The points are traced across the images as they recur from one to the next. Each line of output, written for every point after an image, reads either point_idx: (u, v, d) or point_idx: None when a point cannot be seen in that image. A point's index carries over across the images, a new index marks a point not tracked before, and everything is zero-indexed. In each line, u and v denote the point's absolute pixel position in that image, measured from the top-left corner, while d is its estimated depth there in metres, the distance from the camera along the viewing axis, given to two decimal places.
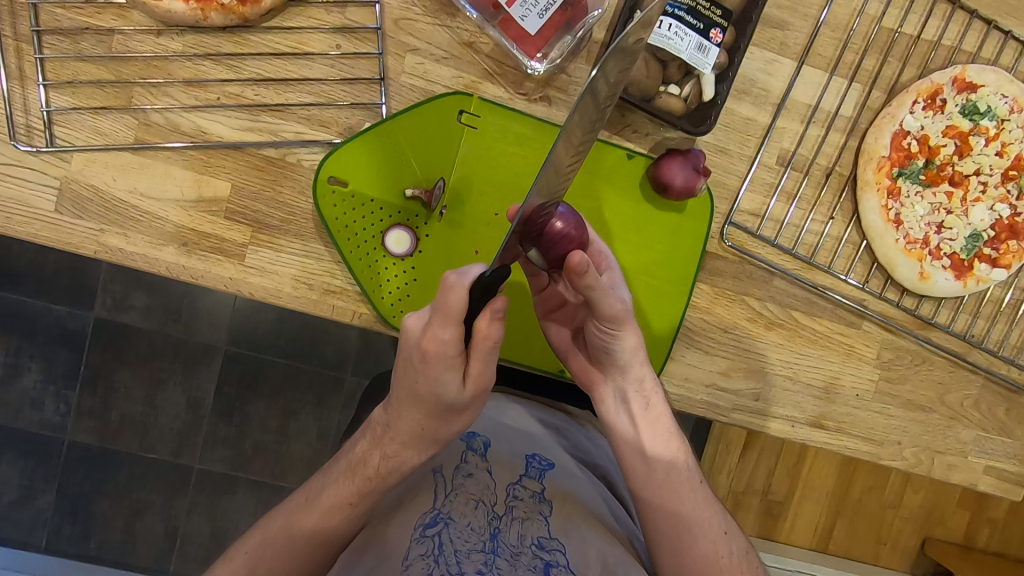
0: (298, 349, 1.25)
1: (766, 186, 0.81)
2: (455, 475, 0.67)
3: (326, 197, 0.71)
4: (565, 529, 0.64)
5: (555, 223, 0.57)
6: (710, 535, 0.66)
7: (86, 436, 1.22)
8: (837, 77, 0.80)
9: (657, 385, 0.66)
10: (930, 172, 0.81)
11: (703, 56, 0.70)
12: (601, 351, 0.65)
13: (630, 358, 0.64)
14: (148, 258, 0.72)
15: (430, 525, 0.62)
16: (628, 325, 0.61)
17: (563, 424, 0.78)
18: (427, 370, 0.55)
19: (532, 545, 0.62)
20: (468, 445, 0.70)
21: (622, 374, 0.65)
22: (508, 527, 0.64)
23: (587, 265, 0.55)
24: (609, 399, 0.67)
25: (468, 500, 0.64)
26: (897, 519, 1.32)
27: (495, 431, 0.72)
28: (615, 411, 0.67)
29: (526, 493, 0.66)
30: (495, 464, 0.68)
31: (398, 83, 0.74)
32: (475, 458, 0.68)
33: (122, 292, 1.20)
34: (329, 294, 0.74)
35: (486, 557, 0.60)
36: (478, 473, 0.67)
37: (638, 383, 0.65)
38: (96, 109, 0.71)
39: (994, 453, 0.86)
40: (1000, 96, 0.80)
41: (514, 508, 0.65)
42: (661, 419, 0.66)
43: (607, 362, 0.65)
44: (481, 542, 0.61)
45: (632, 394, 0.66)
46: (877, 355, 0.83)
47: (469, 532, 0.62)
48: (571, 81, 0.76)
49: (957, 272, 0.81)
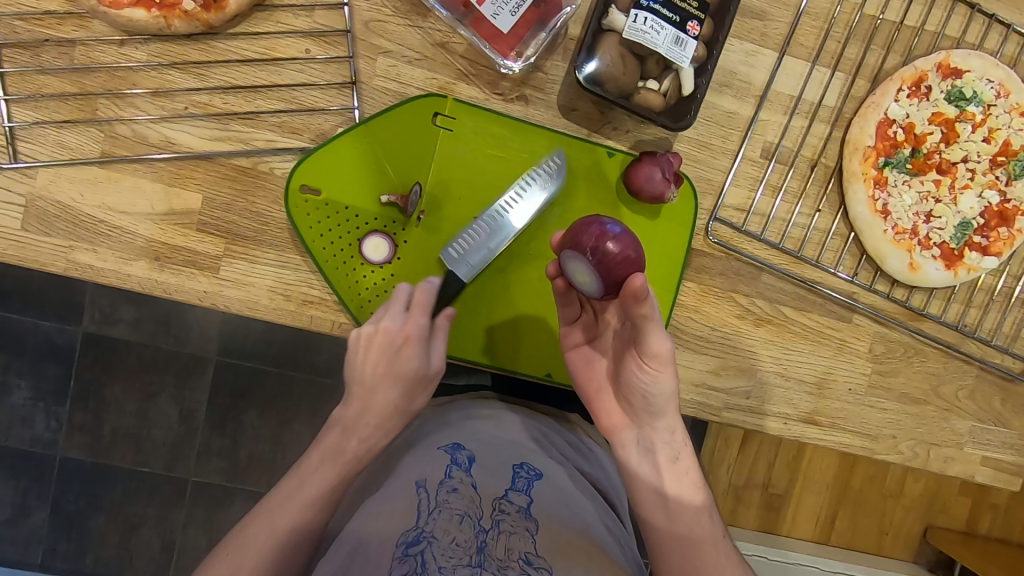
0: (286, 359, 1.23)
1: (751, 180, 0.79)
2: (440, 490, 0.63)
3: (299, 206, 0.70)
4: (555, 546, 0.61)
5: (610, 244, 0.59)
6: None
7: (80, 451, 1.20)
8: (820, 67, 0.78)
9: (686, 439, 0.65)
10: (917, 161, 0.80)
11: (681, 49, 0.68)
12: (632, 392, 0.63)
13: (661, 404, 0.62)
14: (121, 274, 0.70)
15: (411, 544, 0.58)
16: (666, 370, 0.60)
17: (552, 437, 0.75)
18: (394, 358, 0.65)
19: (520, 561, 0.59)
20: (453, 458, 0.67)
21: (654, 419, 0.63)
22: (495, 541, 0.60)
23: (647, 288, 0.55)
24: (636, 443, 0.65)
25: (453, 516, 0.61)
26: (898, 508, 1.31)
27: (483, 444, 0.69)
28: (642, 456, 0.65)
29: (514, 507, 0.63)
30: (481, 479, 0.65)
31: (370, 86, 0.72)
32: (460, 473, 0.65)
33: (110, 305, 1.19)
34: (307, 304, 0.73)
35: (471, 574, 0.57)
36: (464, 487, 0.63)
37: (668, 432, 0.64)
38: (60, 123, 0.69)
39: (992, 443, 0.85)
40: (986, 81, 0.78)
41: (500, 521, 0.61)
42: (689, 472, 0.65)
43: (638, 404, 0.63)
44: (466, 558, 0.58)
45: (661, 443, 0.64)
46: (869, 348, 0.82)
47: (453, 550, 0.58)
48: (548, 79, 0.75)
49: (948, 261, 0.80)
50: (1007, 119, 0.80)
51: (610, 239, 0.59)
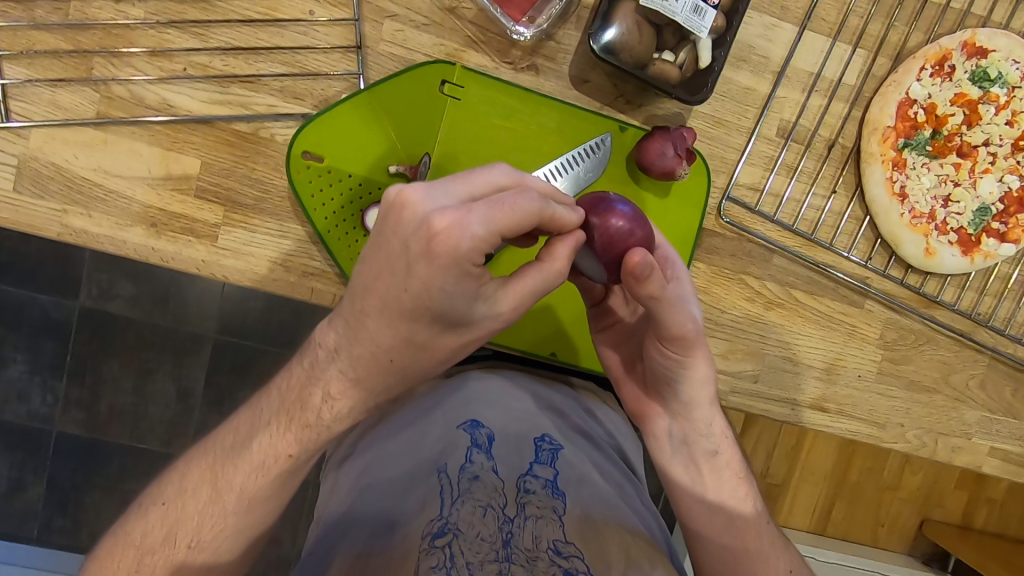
0: (285, 336, 1.21)
1: (765, 159, 0.77)
2: (461, 476, 0.59)
3: (300, 173, 0.68)
4: (586, 531, 0.59)
5: (612, 222, 0.55)
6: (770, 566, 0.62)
7: (75, 427, 1.19)
8: (840, 43, 0.76)
9: (723, 428, 0.62)
10: (937, 143, 0.78)
11: (699, 18, 0.66)
12: (666, 383, 0.59)
13: (697, 395, 0.59)
14: (116, 240, 0.68)
15: (438, 535, 0.55)
16: (696, 356, 0.56)
17: (570, 406, 0.71)
18: None
19: (548, 551, 0.56)
20: (472, 438, 0.62)
21: (691, 412, 0.60)
22: (523, 530, 0.56)
23: (648, 266, 0.50)
24: (671, 436, 0.63)
25: (476, 506, 0.57)
26: (896, 500, 1.30)
27: (501, 421, 0.65)
28: (679, 449, 0.63)
29: (539, 486, 0.60)
30: (501, 462, 0.61)
31: (376, 51, 0.70)
32: (480, 456, 0.61)
33: (108, 280, 1.16)
34: (307, 276, 0.71)
35: (501, 569, 0.53)
36: (484, 472, 0.60)
37: (707, 424, 0.61)
38: (53, 81, 0.67)
39: (1000, 434, 0.84)
40: (1012, 62, 0.76)
41: (526, 505, 0.58)
42: (730, 463, 0.63)
43: (671, 397, 0.60)
44: (494, 551, 0.54)
45: (700, 436, 0.61)
46: (880, 335, 0.80)
47: (479, 543, 0.54)
48: (560, 48, 0.72)
49: (964, 248, 0.78)
50: None
51: (617, 218, 0.55)
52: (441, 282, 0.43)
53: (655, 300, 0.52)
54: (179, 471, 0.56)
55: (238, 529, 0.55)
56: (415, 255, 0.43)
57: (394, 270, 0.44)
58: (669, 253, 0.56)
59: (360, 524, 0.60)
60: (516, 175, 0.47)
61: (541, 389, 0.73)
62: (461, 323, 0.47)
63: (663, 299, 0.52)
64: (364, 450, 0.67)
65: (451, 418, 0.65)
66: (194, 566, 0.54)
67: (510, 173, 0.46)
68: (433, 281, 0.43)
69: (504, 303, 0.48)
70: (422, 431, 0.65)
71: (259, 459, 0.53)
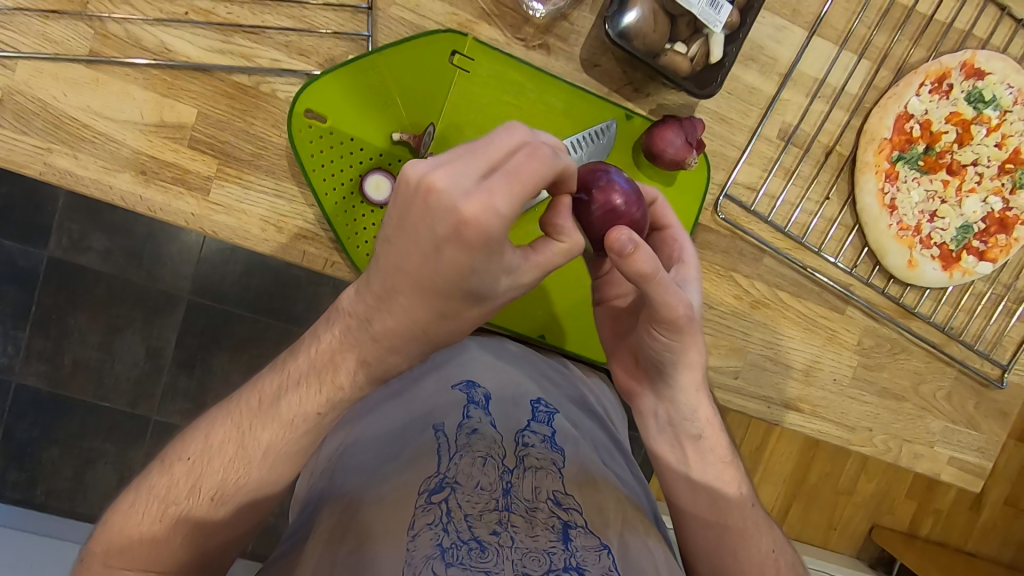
0: (263, 303, 1.19)
1: (765, 160, 0.78)
2: (459, 432, 0.63)
3: (301, 132, 0.66)
4: (579, 486, 0.63)
5: (615, 199, 0.55)
6: (753, 549, 0.64)
7: (36, 380, 1.15)
8: (847, 51, 0.77)
9: (710, 412, 0.63)
10: (929, 159, 0.79)
11: (715, 12, 0.66)
12: (657, 362, 0.60)
13: (685, 377, 0.60)
14: (103, 184, 0.66)
15: (436, 490, 0.58)
16: (687, 339, 0.57)
17: (563, 375, 0.75)
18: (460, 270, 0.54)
19: (548, 500, 0.60)
20: (469, 397, 0.66)
21: (678, 394, 0.61)
22: (521, 480, 0.61)
23: (627, 242, 0.49)
24: (658, 416, 0.64)
25: (475, 458, 0.61)
26: (850, 505, 1.35)
27: (496, 382, 0.69)
28: (664, 430, 0.64)
29: (537, 440, 0.65)
30: (498, 417, 0.66)
31: (387, 14, 0.68)
32: (478, 413, 0.65)
33: (79, 232, 1.13)
34: (300, 239, 0.69)
35: (500, 517, 0.58)
36: (483, 427, 0.64)
37: (693, 408, 0.62)
38: (45, 12, 0.64)
39: (960, 445, 0.87)
40: (1006, 86, 0.78)
41: (526, 457, 0.63)
42: (716, 448, 0.64)
43: (660, 376, 0.61)
44: (493, 501, 0.59)
45: (686, 420, 0.63)
46: (858, 341, 0.83)
47: (478, 494, 0.59)
48: (573, 29, 0.71)
49: (945, 262, 0.80)
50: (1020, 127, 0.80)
51: (618, 195, 0.56)
52: (470, 267, 0.41)
53: (642, 278, 0.51)
54: (203, 429, 0.54)
55: (262, 483, 0.53)
56: (441, 239, 0.40)
57: (421, 249, 0.41)
58: (677, 235, 0.61)
59: (350, 476, 0.61)
60: (527, 132, 0.42)
61: (532, 356, 0.75)
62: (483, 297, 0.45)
63: (647, 276, 0.50)
64: (357, 407, 0.69)
65: (451, 379, 0.68)
66: (216, 515, 0.53)
67: (523, 134, 0.41)
68: (459, 262, 0.41)
69: (528, 270, 0.45)
70: (422, 392, 0.67)
71: (287, 416, 0.52)
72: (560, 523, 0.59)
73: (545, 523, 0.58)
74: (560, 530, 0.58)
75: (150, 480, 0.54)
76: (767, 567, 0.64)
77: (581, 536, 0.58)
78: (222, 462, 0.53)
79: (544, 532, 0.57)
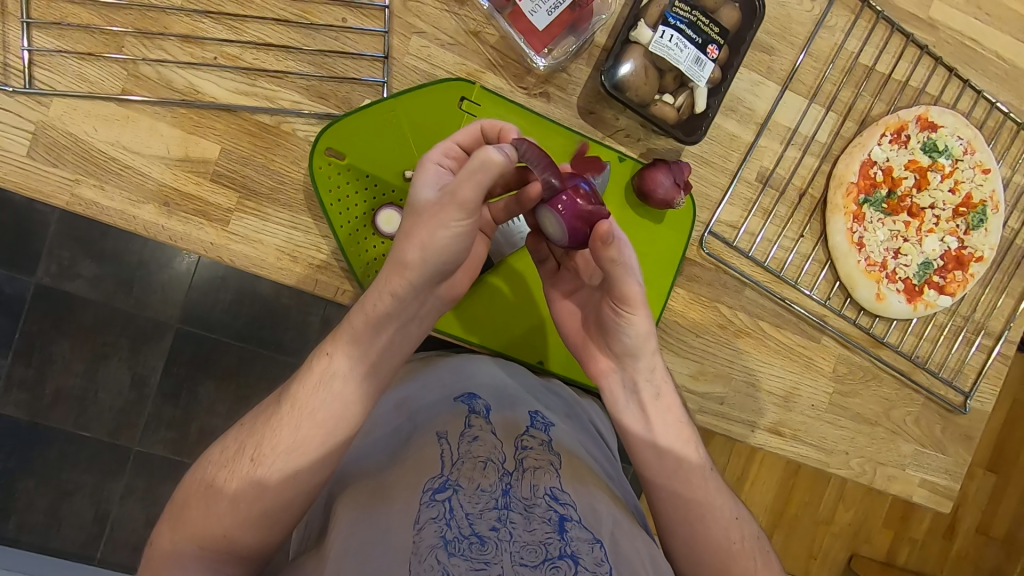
0: (254, 332, 1.20)
1: (744, 201, 0.85)
2: (462, 440, 0.67)
3: (321, 168, 0.71)
4: (574, 486, 0.67)
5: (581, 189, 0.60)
6: (722, 522, 0.68)
7: (16, 409, 1.14)
8: (815, 104, 0.85)
9: (664, 373, 0.69)
10: (892, 202, 0.87)
11: (700, 69, 0.74)
12: (614, 333, 0.66)
13: (641, 342, 0.66)
14: (126, 215, 0.69)
15: (440, 490, 0.62)
16: (640, 311, 0.64)
17: (559, 395, 0.80)
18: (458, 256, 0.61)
19: (545, 496, 0.64)
20: (470, 407, 0.71)
21: (636, 357, 0.66)
22: (520, 481, 0.65)
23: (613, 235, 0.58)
24: (621, 385, 0.69)
25: (476, 463, 0.65)
26: (829, 534, 1.38)
27: (496, 396, 0.75)
28: (626, 396, 0.69)
29: (535, 443, 0.70)
30: (498, 424, 0.70)
31: (402, 63, 0.74)
32: (479, 421, 0.70)
33: (71, 259, 1.14)
34: (313, 268, 0.73)
35: (500, 514, 0.61)
36: (484, 435, 0.68)
37: (649, 369, 0.67)
38: (82, 55, 0.68)
39: (929, 467, 0.93)
40: (956, 138, 0.87)
41: (525, 459, 0.67)
42: (672, 409, 0.69)
43: (617, 344, 0.67)
44: (493, 501, 0.62)
45: (643, 381, 0.67)
46: (833, 369, 0.89)
47: (479, 495, 0.62)
48: (571, 80, 0.78)
49: (909, 295, 0.88)
50: (971, 174, 0.88)
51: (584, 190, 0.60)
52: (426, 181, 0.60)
53: (610, 265, 0.61)
54: (257, 408, 0.64)
55: (292, 445, 0.59)
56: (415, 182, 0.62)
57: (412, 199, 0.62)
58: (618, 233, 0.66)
59: (363, 489, 0.65)
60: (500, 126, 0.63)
61: (528, 375, 0.80)
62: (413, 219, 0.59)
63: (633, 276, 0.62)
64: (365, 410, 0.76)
65: (454, 390, 0.74)
66: (252, 487, 0.58)
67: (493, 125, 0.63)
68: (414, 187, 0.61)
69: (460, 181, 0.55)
70: (430, 405, 0.73)
71: (317, 373, 0.61)
72: (557, 516, 0.63)
73: (542, 517, 0.62)
74: (556, 522, 0.62)
75: (206, 464, 0.62)
76: (732, 533, 0.68)
77: (575, 530, 0.62)
78: (264, 427, 0.61)
79: (542, 524, 0.61)
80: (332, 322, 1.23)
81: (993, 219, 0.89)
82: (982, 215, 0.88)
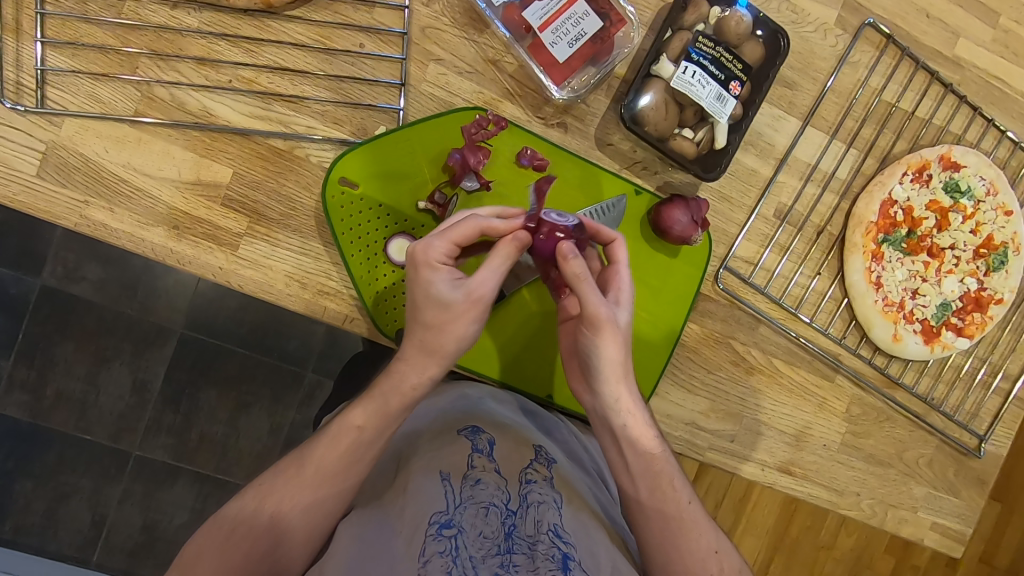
0: (259, 342, 1.19)
1: (761, 237, 0.83)
2: (465, 482, 0.64)
3: (334, 197, 0.70)
4: (577, 525, 0.65)
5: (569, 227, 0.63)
6: (698, 554, 0.65)
7: (17, 410, 1.13)
8: (836, 140, 0.84)
9: (635, 406, 0.64)
10: (912, 242, 0.86)
11: (722, 105, 0.72)
12: (587, 360, 0.64)
13: (607, 369, 0.62)
14: (134, 237, 0.68)
15: (445, 525, 0.59)
16: (608, 336, 0.61)
17: (558, 430, 0.79)
18: (424, 276, 0.59)
19: (549, 533, 0.62)
20: (473, 443, 0.69)
21: (598, 385, 0.64)
22: (523, 520, 0.62)
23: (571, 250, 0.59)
24: (594, 408, 0.67)
25: (479, 509, 0.62)
26: (830, 560, 1.34)
27: (499, 428, 0.72)
28: (599, 422, 0.67)
29: (539, 478, 0.68)
30: (502, 463, 0.68)
31: (418, 90, 0.73)
32: (481, 460, 0.67)
33: (76, 262, 1.13)
34: (322, 295, 0.72)
35: (502, 560, 0.58)
36: (486, 474, 0.65)
37: (615, 399, 0.64)
38: (94, 75, 0.68)
39: (940, 510, 0.91)
40: (979, 178, 0.85)
41: (528, 495, 0.65)
42: (643, 441, 0.65)
43: (590, 371, 0.64)
44: (495, 546, 0.59)
45: (608, 410, 0.64)
46: (846, 409, 0.87)
47: (481, 540, 0.59)
48: (589, 111, 0.77)
49: (926, 337, 0.86)
50: (992, 215, 0.87)
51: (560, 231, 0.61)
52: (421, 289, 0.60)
53: (574, 281, 0.59)
54: None
55: None
56: (421, 271, 0.59)
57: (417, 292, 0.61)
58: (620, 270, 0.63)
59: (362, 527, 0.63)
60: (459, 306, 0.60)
61: (538, 412, 0.79)
62: (450, 295, 0.59)
63: (595, 318, 0.60)
64: None
65: (461, 422, 0.72)
66: None
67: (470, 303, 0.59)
68: (430, 282, 0.59)
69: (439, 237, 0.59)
70: (434, 437, 0.70)
71: None
72: (560, 555, 0.60)
73: (545, 555, 0.59)
74: (560, 561, 0.59)
75: None
76: (711, 567, 0.65)
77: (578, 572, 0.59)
78: None
79: (546, 563, 0.58)
80: (337, 334, 1.21)
81: (1015, 262, 0.87)
82: (1002, 257, 0.87)
